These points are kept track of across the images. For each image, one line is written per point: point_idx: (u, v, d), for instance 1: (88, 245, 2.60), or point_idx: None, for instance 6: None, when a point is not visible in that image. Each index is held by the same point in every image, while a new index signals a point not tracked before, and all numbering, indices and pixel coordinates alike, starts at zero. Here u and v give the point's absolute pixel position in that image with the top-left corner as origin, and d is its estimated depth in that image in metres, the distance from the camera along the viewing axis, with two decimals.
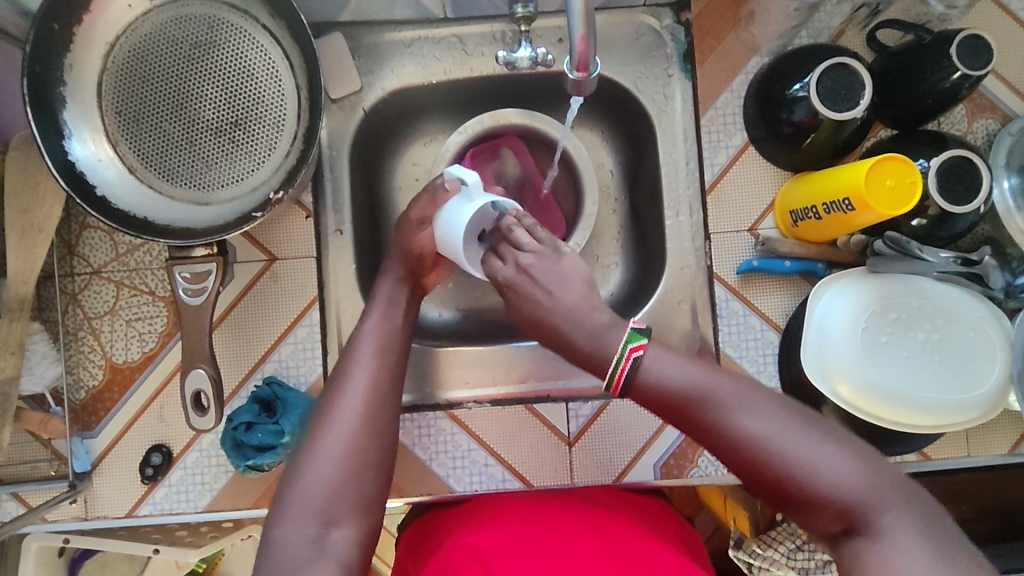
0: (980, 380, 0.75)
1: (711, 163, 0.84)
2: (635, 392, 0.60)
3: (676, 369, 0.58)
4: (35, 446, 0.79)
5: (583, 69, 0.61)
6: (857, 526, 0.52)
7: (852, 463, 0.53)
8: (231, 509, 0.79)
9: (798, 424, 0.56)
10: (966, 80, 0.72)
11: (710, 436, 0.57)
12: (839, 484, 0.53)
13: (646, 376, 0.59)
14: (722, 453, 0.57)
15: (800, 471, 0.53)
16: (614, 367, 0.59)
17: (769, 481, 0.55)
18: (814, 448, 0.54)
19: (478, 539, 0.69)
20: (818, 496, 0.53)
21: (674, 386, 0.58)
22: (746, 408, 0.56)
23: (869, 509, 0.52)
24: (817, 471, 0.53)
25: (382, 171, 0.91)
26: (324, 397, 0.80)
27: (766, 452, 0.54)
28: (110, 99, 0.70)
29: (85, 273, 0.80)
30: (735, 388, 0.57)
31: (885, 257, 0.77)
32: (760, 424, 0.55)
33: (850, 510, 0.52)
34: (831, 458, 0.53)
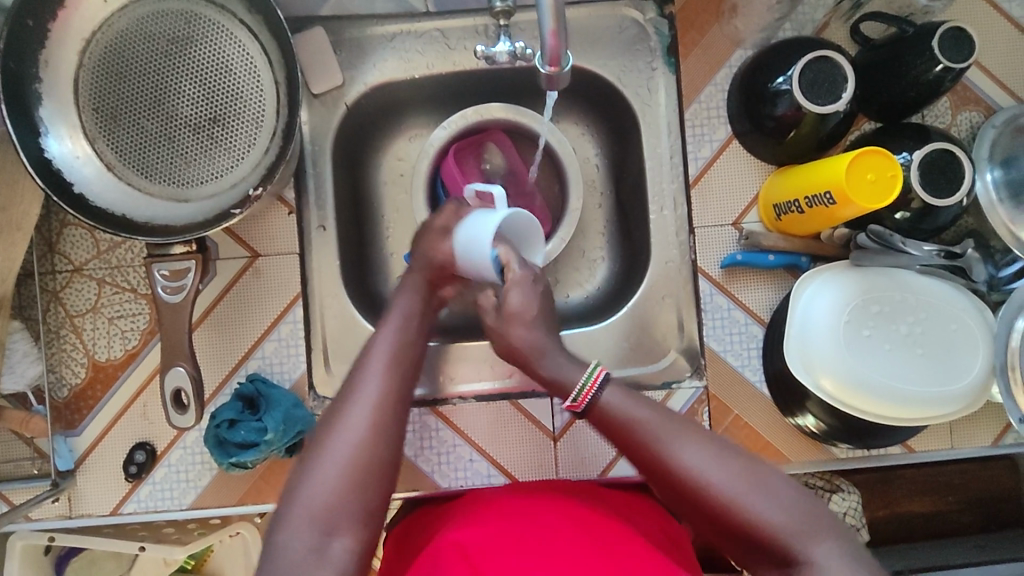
0: (962, 374, 0.75)
1: (695, 157, 0.84)
2: (596, 416, 0.67)
3: (632, 405, 0.65)
4: (18, 444, 0.79)
5: (555, 63, 0.61)
6: (784, 563, 0.55)
7: (788, 503, 0.57)
8: (216, 507, 0.79)
9: (736, 465, 0.60)
10: (948, 72, 0.72)
11: (656, 467, 0.62)
12: (770, 524, 0.56)
13: (606, 404, 0.66)
14: (665, 486, 0.61)
15: (736, 507, 0.57)
16: (585, 382, 0.67)
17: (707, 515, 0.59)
18: (751, 486, 0.58)
19: (463, 537, 0.67)
20: (750, 533, 0.57)
21: (629, 417, 0.64)
22: (688, 446, 0.61)
23: (802, 541, 0.55)
24: (750, 508, 0.57)
25: (366, 166, 0.91)
26: (308, 393, 0.80)
27: (703, 489, 0.58)
28: (86, 95, 0.69)
29: (67, 271, 0.79)
30: (678, 425, 0.63)
31: (869, 251, 0.78)
32: (699, 460, 0.60)
33: (781, 546, 0.56)
34: (766, 493, 0.57)
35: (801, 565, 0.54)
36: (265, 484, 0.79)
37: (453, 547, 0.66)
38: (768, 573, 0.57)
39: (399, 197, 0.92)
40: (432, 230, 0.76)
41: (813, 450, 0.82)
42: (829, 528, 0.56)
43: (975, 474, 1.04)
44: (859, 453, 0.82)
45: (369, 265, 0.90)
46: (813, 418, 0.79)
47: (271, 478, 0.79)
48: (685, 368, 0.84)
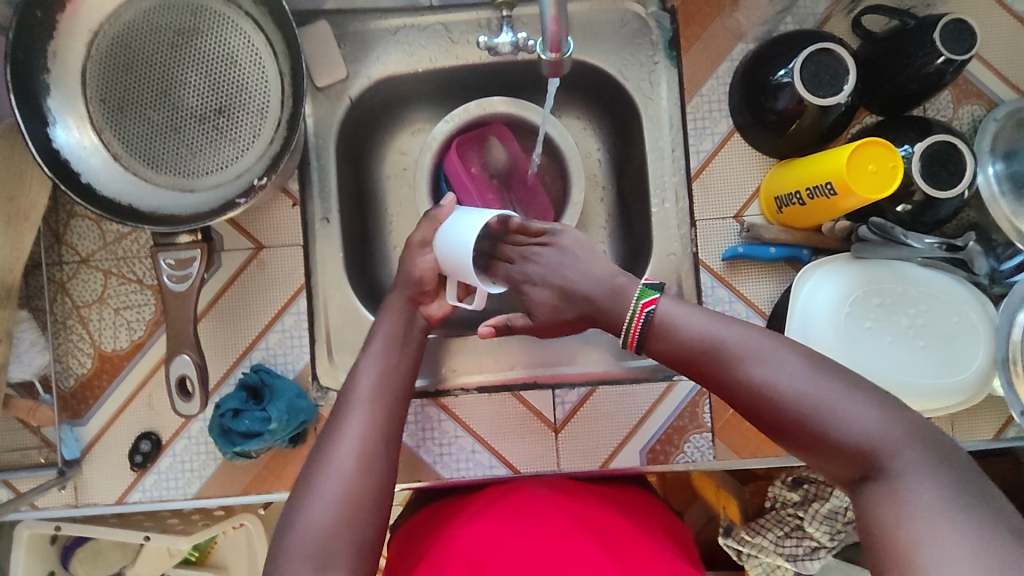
0: (963, 366, 0.75)
1: (697, 150, 0.84)
2: (652, 343, 0.63)
3: (691, 316, 0.61)
4: (25, 433, 0.79)
5: (556, 50, 0.61)
6: (867, 466, 0.52)
7: (874, 415, 0.53)
8: (220, 496, 0.79)
9: (820, 370, 0.56)
10: (949, 65, 0.72)
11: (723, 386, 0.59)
12: (858, 429, 0.52)
13: (663, 319, 0.62)
14: (738, 397, 0.58)
15: (817, 414, 0.54)
16: (629, 321, 0.63)
17: (778, 413, 0.56)
18: (840, 394, 0.54)
19: (470, 535, 0.68)
20: (829, 439, 0.53)
21: (689, 323, 0.60)
22: (761, 346, 0.58)
23: (884, 451, 0.51)
24: (833, 411, 0.53)
25: (369, 160, 0.92)
26: (312, 384, 0.81)
27: (782, 392, 0.55)
28: (94, 87, 0.70)
29: (73, 262, 0.80)
30: (749, 329, 0.59)
31: (870, 243, 0.77)
32: (774, 365, 0.56)
33: (865, 454, 0.52)
34: (853, 403, 0.53)
35: (890, 470, 0.51)
36: (268, 474, 0.80)
37: (457, 549, 0.67)
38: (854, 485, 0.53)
39: (403, 191, 0.93)
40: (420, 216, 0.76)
41: None
42: (925, 438, 0.52)
43: (979, 470, 1.03)
44: None
45: (372, 258, 0.90)
46: None
47: (274, 467, 0.79)
48: None
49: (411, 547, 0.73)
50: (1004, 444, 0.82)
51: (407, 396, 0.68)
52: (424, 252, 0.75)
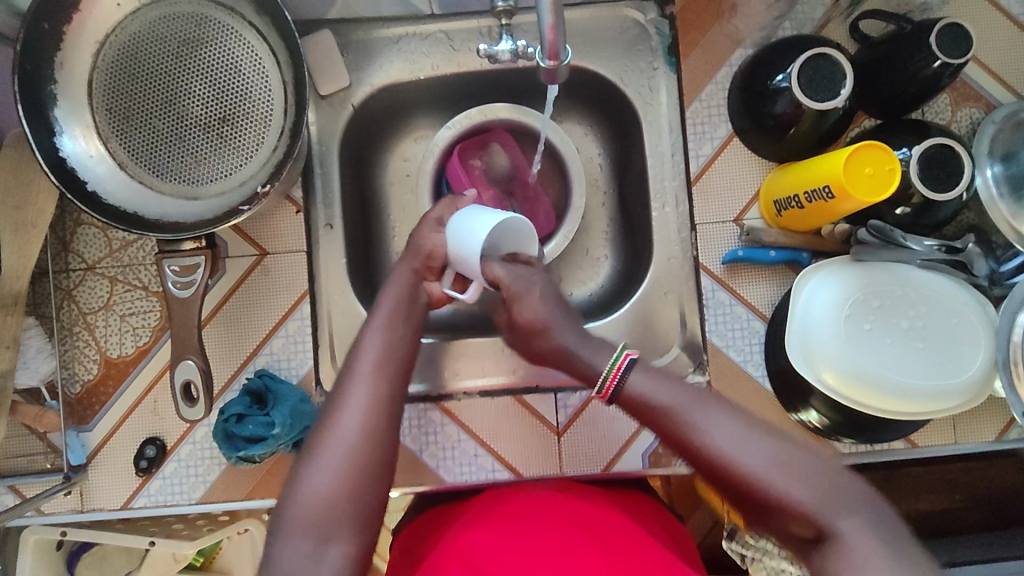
0: (964, 368, 0.75)
1: (697, 154, 0.85)
2: (622, 404, 0.67)
3: (659, 386, 0.65)
4: (31, 439, 0.80)
5: (554, 57, 0.62)
6: (813, 536, 0.57)
7: (819, 480, 0.58)
8: (224, 501, 0.80)
9: (776, 443, 0.60)
10: (946, 68, 0.73)
11: (687, 446, 0.62)
12: (805, 501, 0.57)
13: (632, 390, 0.66)
14: (696, 465, 0.62)
15: (768, 485, 0.58)
16: (605, 374, 0.67)
17: (731, 483, 0.60)
18: (789, 468, 0.58)
19: (470, 538, 0.68)
20: (780, 510, 0.58)
21: (655, 399, 0.64)
22: (719, 423, 0.61)
23: (831, 515, 0.56)
24: (783, 483, 0.58)
25: (372, 166, 0.93)
26: (315, 389, 0.82)
27: (737, 467, 0.59)
28: (100, 97, 0.71)
29: (80, 269, 0.81)
30: (708, 403, 0.63)
31: (870, 246, 0.78)
32: (730, 438, 0.60)
33: (811, 520, 0.57)
34: (802, 473, 0.58)
35: (834, 538, 0.56)
36: (273, 479, 0.80)
37: (460, 548, 0.67)
38: (802, 547, 0.58)
39: (405, 197, 0.94)
40: (427, 222, 0.77)
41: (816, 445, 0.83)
42: (863, 506, 0.57)
43: (982, 472, 1.03)
44: (863, 447, 0.82)
45: (374, 263, 0.91)
46: (816, 413, 0.79)
47: (278, 471, 0.80)
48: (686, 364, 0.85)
49: (411, 554, 0.73)
50: (1007, 445, 0.82)
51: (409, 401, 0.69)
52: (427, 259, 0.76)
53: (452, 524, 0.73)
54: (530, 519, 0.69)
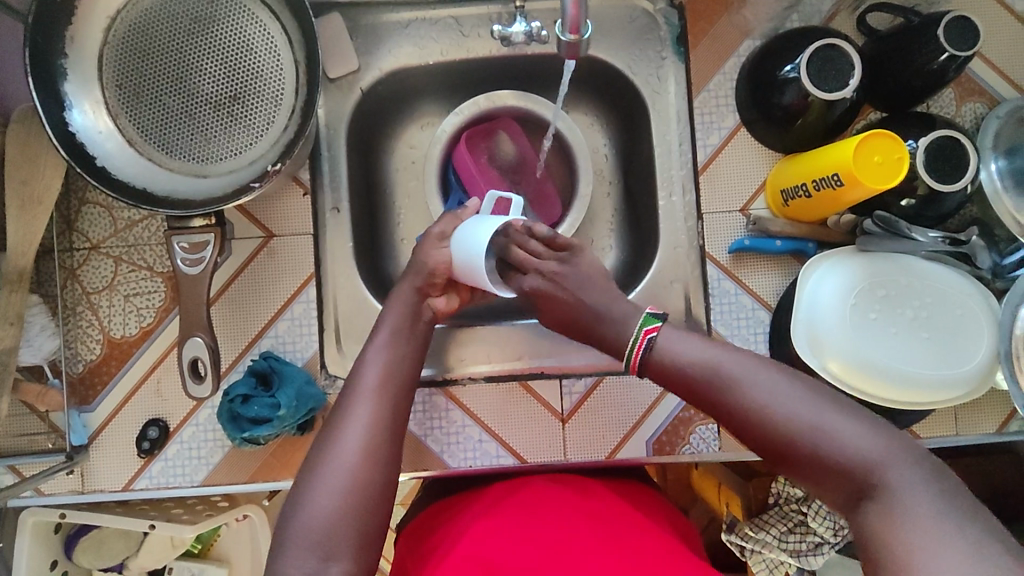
0: (967, 358, 0.76)
1: (704, 144, 0.85)
2: (652, 369, 0.65)
3: (691, 346, 0.63)
4: (32, 419, 0.79)
5: (575, 31, 0.62)
6: (865, 488, 0.53)
7: (863, 432, 0.55)
8: (227, 484, 0.79)
9: (820, 397, 0.58)
10: (953, 61, 0.73)
11: (718, 406, 0.61)
12: (851, 450, 0.54)
13: (662, 353, 0.64)
14: (738, 426, 0.60)
15: (816, 433, 0.55)
16: (631, 345, 0.66)
17: (772, 441, 0.57)
18: (836, 419, 0.56)
19: (479, 529, 0.68)
20: (824, 462, 0.55)
21: (687, 354, 0.63)
22: (758, 376, 0.60)
23: (882, 469, 0.53)
24: (829, 434, 0.55)
25: (379, 152, 0.93)
26: (320, 372, 0.81)
27: (777, 418, 0.57)
28: (111, 72, 0.71)
29: (84, 248, 0.81)
30: (748, 358, 0.61)
31: (874, 236, 0.79)
32: (771, 391, 0.58)
33: (858, 475, 0.53)
34: (844, 425, 0.55)
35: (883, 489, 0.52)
36: (275, 462, 0.80)
37: (468, 541, 0.67)
38: (854, 507, 0.54)
39: (411, 183, 0.94)
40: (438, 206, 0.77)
41: None
42: (918, 458, 0.53)
43: (979, 467, 1.04)
44: None
45: (380, 249, 0.91)
46: None
47: (281, 455, 0.80)
48: None
49: (417, 548, 0.73)
50: (1008, 438, 0.83)
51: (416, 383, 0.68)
52: (437, 249, 0.75)
53: (457, 518, 0.73)
54: (536, 510, 0.69)
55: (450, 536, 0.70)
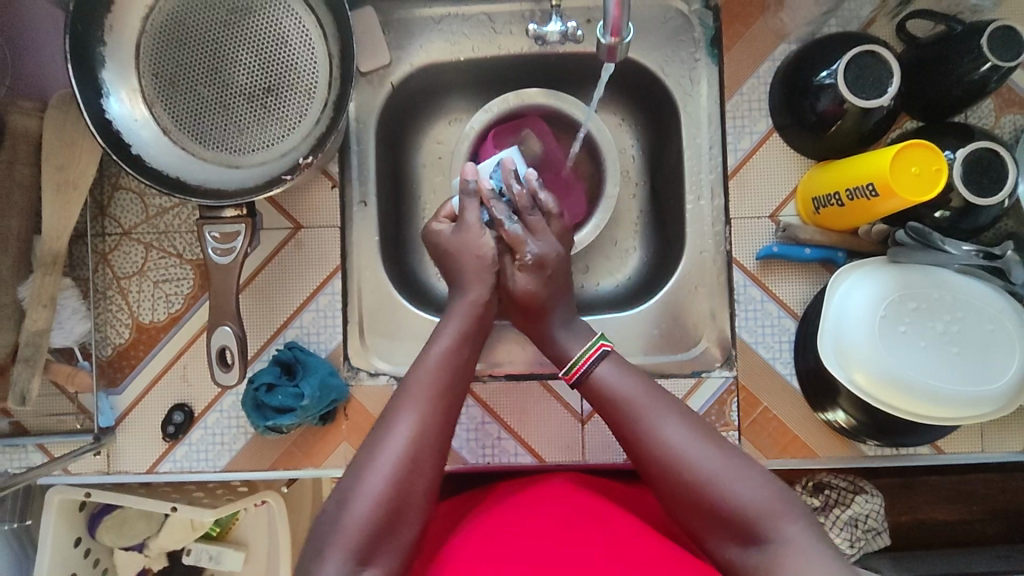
0: (999, 375, 0.74)
1: (735, 148, 0.84)
2: (586, 389, 0.70)
3: (624, 379, 0.69)
4: (62, 399, 0.81)
5: (615, 34, 0.62)
6: (748, 534, 0.59)
7: (759, 487, 0.60)
8: (249, 470, 0.80)
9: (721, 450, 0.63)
10: (995, 72, 0.72)
11: (637, 441, 0.65)
12: (743, 502, 0.60)
13: (599, 377, 0.69)
14: (644, 466, 0.64)
15: (710, 483, 0.61)
16: (577, 359, 0.72)
17: (671, 485, 0.63)
18: (733, 472, 0.61)
19: (489, 529, 0.68)
20: (716, 506, 0.60)
21: (617, 390, 0.68)
22: (666, 421, 0.65)
23: (772, 517, 0.59)
24: (724, 483, 0.60)
25: (407, 146, 0.93)
26: (343, 363, 0.82)
27: (680, 465, 0.62)
28: (148, 62, 0.72)
29: (115, 234, 0.82)
30: (660, 405, 0.66)
31: (907, 247, 0.77)
32: (677, 438, 0.63)
33: (746, 520, 0.59)
34: (744, 478, 0.61)
35: (771, 538, 0.58)
36: (298, 452, 0.80)
37: (479, 538, 0.67)
38: (728, 545, 0.60)
39: (437, 179, 0.94)
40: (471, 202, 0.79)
41: (841, 446, 0.82)
42: (800, 511, 0.60)
43: (1001, 484, 1.03)
44: (888, 451, 0.82)
45: (405, 244, 0.91)
46: (843, 413, 0.79)
47: (303, 444, 0.80)
48: (715, 357, 0.85)
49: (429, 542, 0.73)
50: None
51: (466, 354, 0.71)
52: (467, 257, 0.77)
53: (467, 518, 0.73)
54: (546, 507, 0.69)
55: (461, 534, 0.69)
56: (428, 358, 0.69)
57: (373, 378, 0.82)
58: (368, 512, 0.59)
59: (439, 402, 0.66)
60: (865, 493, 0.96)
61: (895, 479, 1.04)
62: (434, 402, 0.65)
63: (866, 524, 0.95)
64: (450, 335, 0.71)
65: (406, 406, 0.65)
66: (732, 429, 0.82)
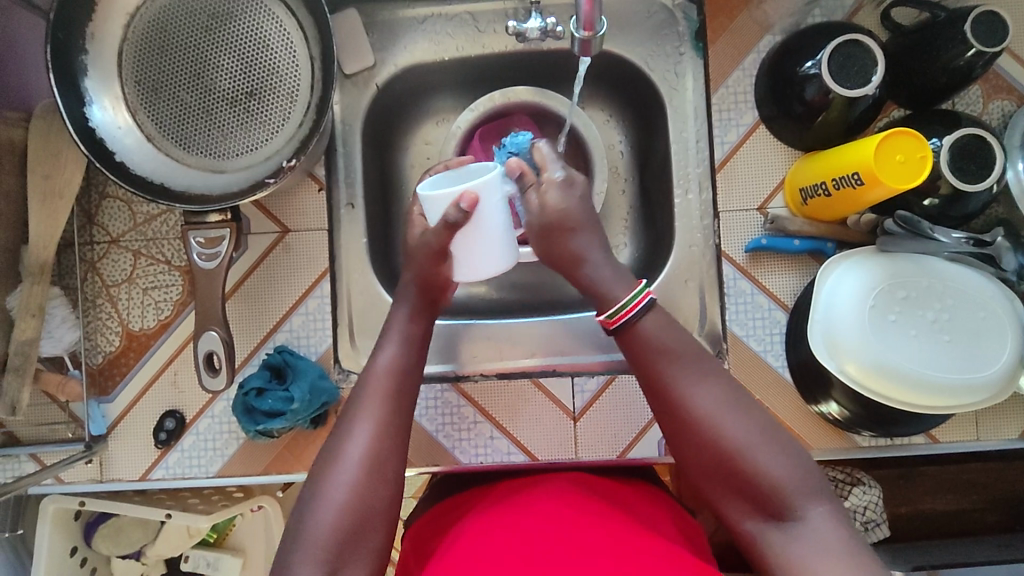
0: (990, 362, 0.73)
1: (722, 141, 0.84)
2: (625, 340, 0.64)
3: (668, 336, 0.63)
4: (53, 408, 0.81)
5: (589, 28, 0.62)
6: (773, 512, 0.57)
7: (791, 465, 0.58)
8: (242, 475, 0.80)
9: (760, 421, 0.60)
10: (979, 57, 0.72)
11: (674, 402, 0.61)
12: (776, 478, 0.57)
13: (642, 330, 0.63)
14: (677, 425, 0.61)
15: (746, 455, 0.58)
16: (622, 305, 0.64)
17: (702, 449, 0.59)
18: (771, 443, 0.58)
19: (478, 531, 0.68)
20: (750, 480, 0.57)
21: (660, 346, 0.62)
22: (705, 386, 0.61)
23: (800, 499, 0.56)
24: (758, 458, 0.58)
25: (394, 147, 0.93)
26: (334, 366, 0.82)
27: (717, 433, 0.59)
28: (131, 68, 0.72)
29: (104, 242, 0.82)
30: (700, 367, 0.62)
31: (896, 237, 0.77)
32: (716, 403, 0.60)
33: (777, 497, 0.57)
34: (778, 452, 0.58)
35: (793, 518, 0.56)
36: (289, 456, 0.80)
37: (469, 538, 0.67)
38: (753, 520, 0.58)
39: None
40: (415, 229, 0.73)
41: (836, 438, 0.82)
42: (825, 489, 0.57)
43: (1000, 473, 1.02)
44: (883, 442, 0.81)
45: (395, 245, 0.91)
46: (836, 405, 0.78)
47: (295, 448, 0.80)
48: (707, 352, 0.84)
49: (421, 548, 0.73)
50: None
51: (410, 353, 0.68)
52: None
53: (460, 521, 0.72)
54: (536, 510, 0.69)
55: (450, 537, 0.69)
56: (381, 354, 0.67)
57: None
58: (342, 506, 0.58)
59: (401, 404, 0.64)
60: (862, 485, 0.96)
61: (893, 471, 1.04)
62: (386, 400, 0.64)
63: (863, 516, 0.95)
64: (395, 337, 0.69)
65: (367, 408, 0.63)
66: None
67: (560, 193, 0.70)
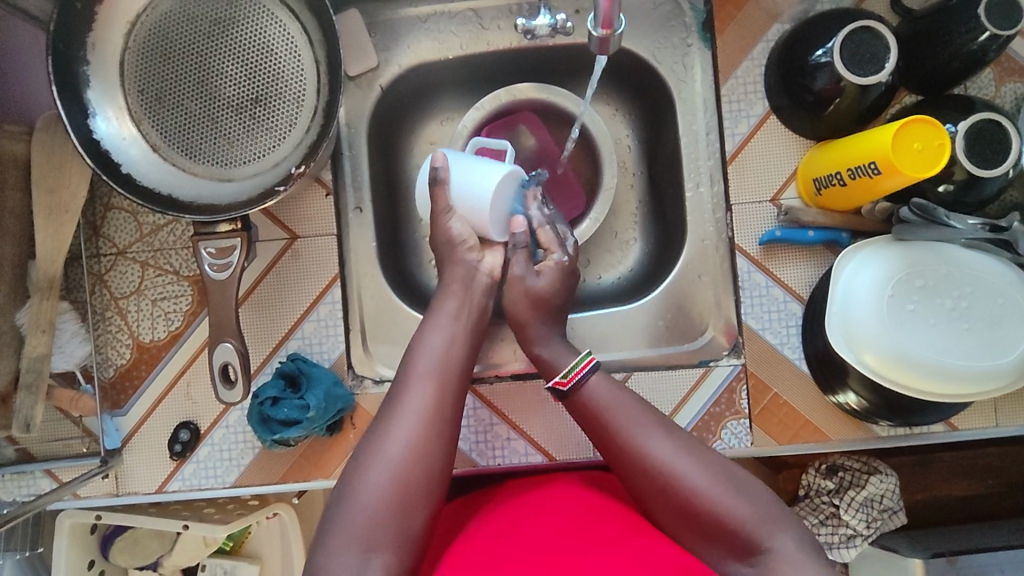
0: (1012, 348, 0.72)
1: (733, 133, 0.83)
2: (575, 404, 0.69)
3: (613, 395, 0.68)
4: (67, 423, 0.80)
5: (606, 27, 0.61)
6: (742, 549, 0.60)
7: (749, 503, 0.61)
8: (258, 485, 0.80)
9: (711, 466, 0.63)
10: (994, 41, 0.71)
11: (626, 459, 0.65)
12: (735, 515, 0.60)
13: (588, 392, 0.68)
14: (632, 477, 0.64)
15: (703, 497, 0.61)
16: (570, 369, 0.70)
17: (661, 497, 0.63)
18: (728, 486, 0.62)
19: (498, 528, 0.67)
20: (712, 520, 0.61)
21: (606, 405, 0.67)
22: (655, 437, 0.65)
23: (763, 534, 0.59)
24: (716, 500, 0.61)
25: (399, 148, 0.92)
26: (347, 372, 0.81)
27: (672, 480, 0.62)
28: (133, 78, 0.71)
29: (111, 254, 0.81)
30: (653, 420, 0.66)
31: (912, 225, 0.76)
32: (666, 452, 0.63)
33: (741, 534, 0.60)
34: (734, 493, 0.61)
35: (762, 552, 0.59)
36: (306, 463, 0.80)
37: (485, 537, 0.66)
38: (726, 559, 0.61)
39: None
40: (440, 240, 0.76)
41: (854, 428, 0.81)
42: (789, 521, 0.61)
43: (1016, 457, 1.02)
44: (901, 432, 0.81)
45: (404, 247, 0.90)
46: (854, 395, 0.78)
47: (311, 455, 0.80)
48: (722, 346, 0.84)
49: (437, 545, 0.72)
50: None
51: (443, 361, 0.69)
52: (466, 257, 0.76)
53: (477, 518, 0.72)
54: (558, 506, 0.68)
55: (469, 533, 0.68)
56: (419, 356, 0.69)
57: (379, 386, 0.81)
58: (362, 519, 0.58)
59: (433, 418, 0.64)
60: (880, 474, 0.94)
61: (908, 458, 1.03)
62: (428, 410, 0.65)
63: (881, 504, 0.95)
64: (442, 336, 0.71)
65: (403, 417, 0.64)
66: (743, 417, 0.81)
67: (550, 277, 0.76)
